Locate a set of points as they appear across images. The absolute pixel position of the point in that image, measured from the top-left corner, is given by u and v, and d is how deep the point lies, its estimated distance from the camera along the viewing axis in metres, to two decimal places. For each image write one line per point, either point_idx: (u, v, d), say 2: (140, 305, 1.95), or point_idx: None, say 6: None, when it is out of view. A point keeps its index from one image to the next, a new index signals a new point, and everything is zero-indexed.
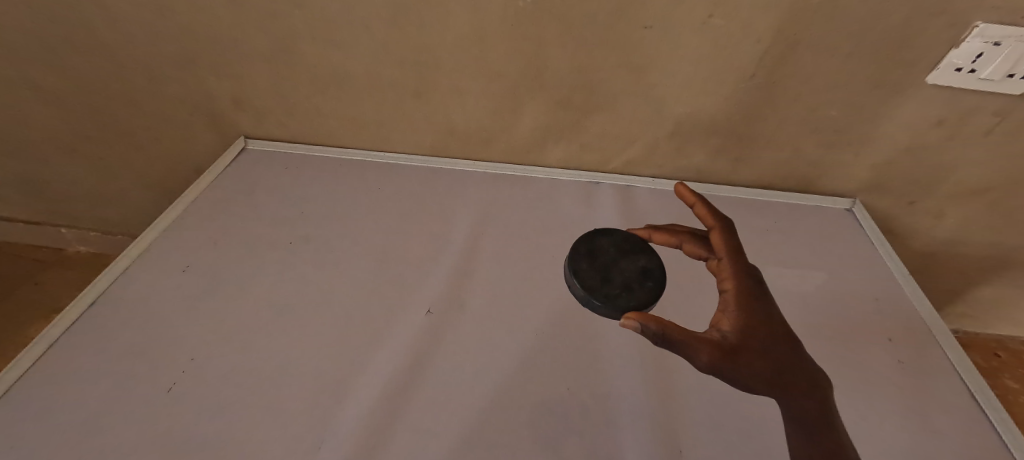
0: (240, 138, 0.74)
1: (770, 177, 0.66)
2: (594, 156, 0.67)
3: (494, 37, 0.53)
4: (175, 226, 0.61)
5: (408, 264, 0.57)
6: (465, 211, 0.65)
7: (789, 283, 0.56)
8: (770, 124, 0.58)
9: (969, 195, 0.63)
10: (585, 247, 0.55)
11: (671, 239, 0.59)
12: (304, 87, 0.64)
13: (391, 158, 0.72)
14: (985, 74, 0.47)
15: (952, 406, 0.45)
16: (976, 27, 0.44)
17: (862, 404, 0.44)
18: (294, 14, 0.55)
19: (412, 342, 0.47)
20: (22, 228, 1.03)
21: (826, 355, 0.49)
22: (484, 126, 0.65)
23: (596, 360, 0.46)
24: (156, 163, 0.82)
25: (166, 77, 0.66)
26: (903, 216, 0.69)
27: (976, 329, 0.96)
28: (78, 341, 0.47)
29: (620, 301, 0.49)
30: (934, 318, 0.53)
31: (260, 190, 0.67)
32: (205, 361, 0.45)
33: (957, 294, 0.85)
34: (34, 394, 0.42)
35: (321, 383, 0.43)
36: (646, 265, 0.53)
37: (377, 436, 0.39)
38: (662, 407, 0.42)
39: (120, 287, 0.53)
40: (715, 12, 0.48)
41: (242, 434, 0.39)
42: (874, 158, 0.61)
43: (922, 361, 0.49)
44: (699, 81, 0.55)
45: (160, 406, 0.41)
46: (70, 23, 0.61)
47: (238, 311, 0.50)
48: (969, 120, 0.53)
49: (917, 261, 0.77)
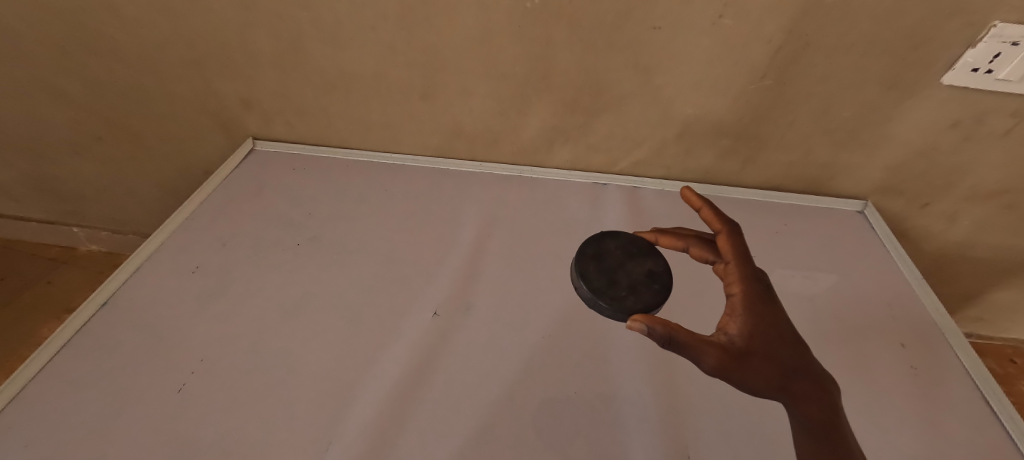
0: (248, 139, 0.74)
1: (779, 179, 0.66)
2: (602, 157, 0.67)
3: (502, 38, 0.53)
4: (186, 225, 0.62)
5: (416, 265, 0.57)
6: (473, 212, 0.65)
7: (798, 286, 0.56)
8: (779, 125, 0.58)
9: (986, 198, 0.62)
10: (590, 250, 0.50)
11: (677, 243, 0.54)
12: (312, 88, 0.64)
13: (399, 159, 0.72)
14: (1002, 75, 0.47)
15: (966, 415, 0.44)
16: (994, 27, 0.44)
17: (875, 411, 0.44)
18: (302, 15, 0.55)
19: (420, 342, 0.47)
20: (36, 227, 1.05)
21: (837, 361, 0.48)
22: (491, 128, 0.65)
23: (603, 363, 0.46)
24: (165, 163, 0.83)
25: (175, 78, 0.66)
26: (916, 219, 0.68)
27: (990, 334, 0.94)
28: (91, 340, 0.48)
29: (627, 304, 0.45)
30: (947, 322, 0.52)
31: (269, 190, 0.68)
32: (214, 362, 0.45)
33: (972, 298, 0.84)
34: (48, 393, 0.42)
35: (329, 384, 0.43)
36: (653, 268, 0.48)
37: (385, 438, 0.39)
38: (671, 411, 0.42)
39: (132, 287, 0.54)
40: (725, 12, 0.47)
41: (251, 434, 0.39)
42: (886, 159, 0.60)
43: (935, 368, 0.48)
44: (708, 82, 0.54)
45: (170, 406, 0.42)
46: (82, 24, 0.61)
47: (247, 311, 0.51)
48: (985, 122, 0.52)
49: (930, 265, 0.76)
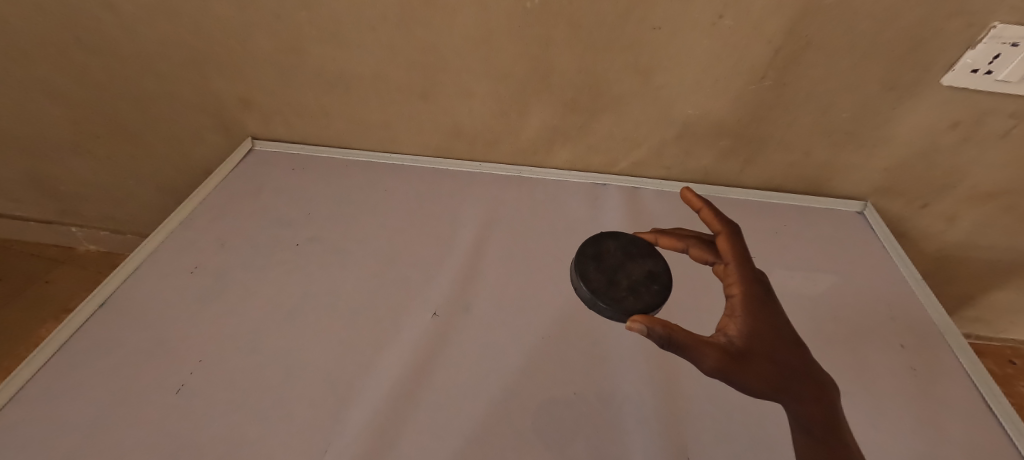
0: (247, 139, 0.74)
1: (779, 179, 0.66)
2: (602, 158, 0.67)
3: (501, 38, 0.53)
4: (185, 225, 0.62)
5: (415, 266, 0.57)
6: (472, 212, 0.65)
7: (798, 286, 0.56)
8: (779, 125, 0.58)
9: (985, 199, 0.62)
10: (590, 250, 0.50)
11: (676, 243, 0.53)
12: (311, 88, 0.64)
13: (398, 160, 0.72)
14: (1001, 76, 0.46)
15: (965, 416, 0.44)
16: (994, 28, 0.43)
17: (873, 412, 0.44)
18: (301, 15, 0.55)
19: (419, 342, 0.47)
20: (34, 227, 1.05)
21: (836, 361, 0.48)
22: (491, 128, 0.65)
23: (603, 363, 0.46)
24: (164, 163, 0.83)
25: (174, 77, 0.66)
26: (916, 220, 0.68)
27: (989, 336, 0.94)
28: (90, 340, 0.48)
29: (627, 304, 0.44)
30: (946, 323, 0.52)
31: (268, 190, 0.68)
32: (213, 361, 0.45)
33: (971, 299, 0.84)
34: (46, 393, 0.42)
35: (328, 385, 0.43)
36: (653, 268, 0.48)
37: (384, 439, 0.39)
38: (671, 411, 0.42)
39: (130, 286, 0.54)
40: (725, 13, 0.47)
41: (249, 434, 0.39)
42: (885, 160, 0.60)
43: (935, 369, 0.48)
44: (709, 82, 0.54)
45: (169, 406, 0.41)
46: (81, 24, 0.61)
47: (245, 311, 0.51)
48: (984, 123, 0.52)
49: (930, 266, 0.76)
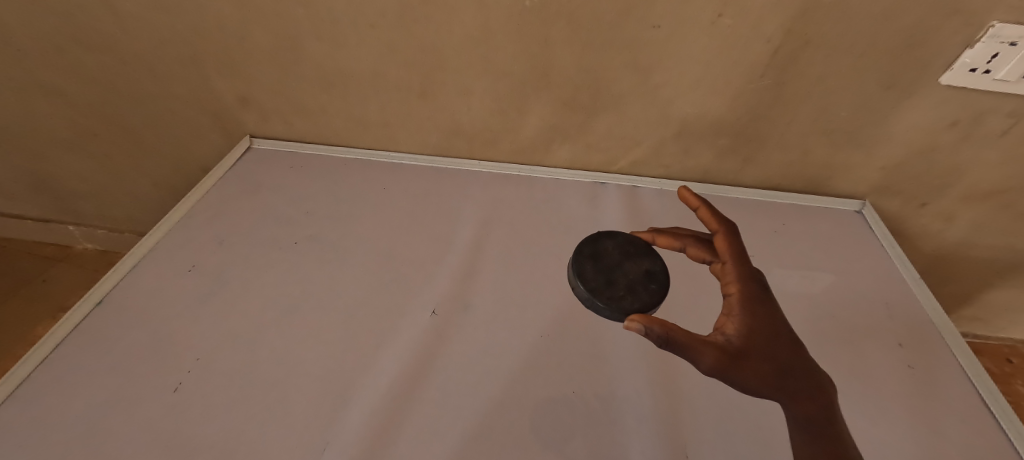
0: (246, 137, 0.74)
1: (778, 178, 0.66)
2: (601, 156, 0.67)
3: (500, 37, 0.53)
4: (183, 223, 0.61)
5: (414, 265, 0.56)
6: (471, 211, 0.64)
7: (797, 285, 0.56)
8: (778, 124, 0.58)
9: (983, 197, 0.62)
10: (588, 249, 0.50)
11: (674, 242, 0.53)
12: (310, 86, 0.64)
13: (397, 158, 0.72)
14: (1000, 75, 0.46)
15: (963, 414, 0.44)
16: (992, 27, 0.44)
17: (871, 410, 0.44)
18: (299, 13, 0.55)
19: (418, 341, 0.47)
20: (32, 226, 1.04)
21: (834, 360, 0.48)
22: (490, 126, 0.65)
23: (602, 362, 0.46)
24: (162, 161, 0.83)
25: (172, 75, 0.66)
26: (915, 219, 0.68)
27: (987, 334, 0.95)
28: (86, 339, 0.47)
29: (624, 303, 0.44)
30: (944, 322, 0.52)
31: (266, 188, 0.67)
32: (211, 360, 0.45)
33: (969, 298, 0.84)
34: (42, 393, 0.42)
35: (326, 384, 0.43)
36: (651, 267, 0.48)
37: (382, 438, 0.39)
38: (669, 410, 0.42)
39: (128, 285, 0.53)
40: (724, 12, 0.47)
41: (246, 433, 0.39)
42: (884, 159, 0.60)
43: (933, 367, 0.48)
44: (708, 81, 0.54)
45: (166, 406, 0.41)
46: (78, 22, 0.61)
47: (243, 310, 0.51)
48: (983, 122, 0.53)
49: (928, 264, 0.76)
